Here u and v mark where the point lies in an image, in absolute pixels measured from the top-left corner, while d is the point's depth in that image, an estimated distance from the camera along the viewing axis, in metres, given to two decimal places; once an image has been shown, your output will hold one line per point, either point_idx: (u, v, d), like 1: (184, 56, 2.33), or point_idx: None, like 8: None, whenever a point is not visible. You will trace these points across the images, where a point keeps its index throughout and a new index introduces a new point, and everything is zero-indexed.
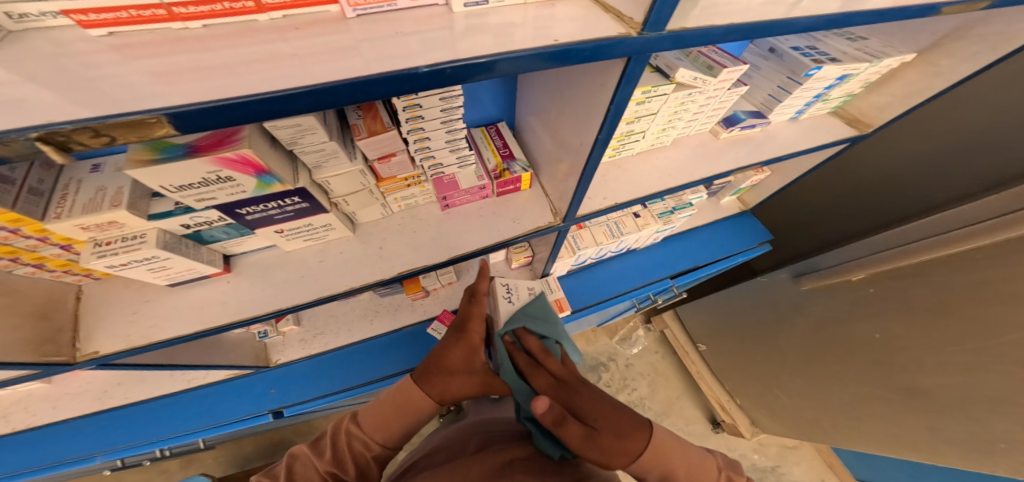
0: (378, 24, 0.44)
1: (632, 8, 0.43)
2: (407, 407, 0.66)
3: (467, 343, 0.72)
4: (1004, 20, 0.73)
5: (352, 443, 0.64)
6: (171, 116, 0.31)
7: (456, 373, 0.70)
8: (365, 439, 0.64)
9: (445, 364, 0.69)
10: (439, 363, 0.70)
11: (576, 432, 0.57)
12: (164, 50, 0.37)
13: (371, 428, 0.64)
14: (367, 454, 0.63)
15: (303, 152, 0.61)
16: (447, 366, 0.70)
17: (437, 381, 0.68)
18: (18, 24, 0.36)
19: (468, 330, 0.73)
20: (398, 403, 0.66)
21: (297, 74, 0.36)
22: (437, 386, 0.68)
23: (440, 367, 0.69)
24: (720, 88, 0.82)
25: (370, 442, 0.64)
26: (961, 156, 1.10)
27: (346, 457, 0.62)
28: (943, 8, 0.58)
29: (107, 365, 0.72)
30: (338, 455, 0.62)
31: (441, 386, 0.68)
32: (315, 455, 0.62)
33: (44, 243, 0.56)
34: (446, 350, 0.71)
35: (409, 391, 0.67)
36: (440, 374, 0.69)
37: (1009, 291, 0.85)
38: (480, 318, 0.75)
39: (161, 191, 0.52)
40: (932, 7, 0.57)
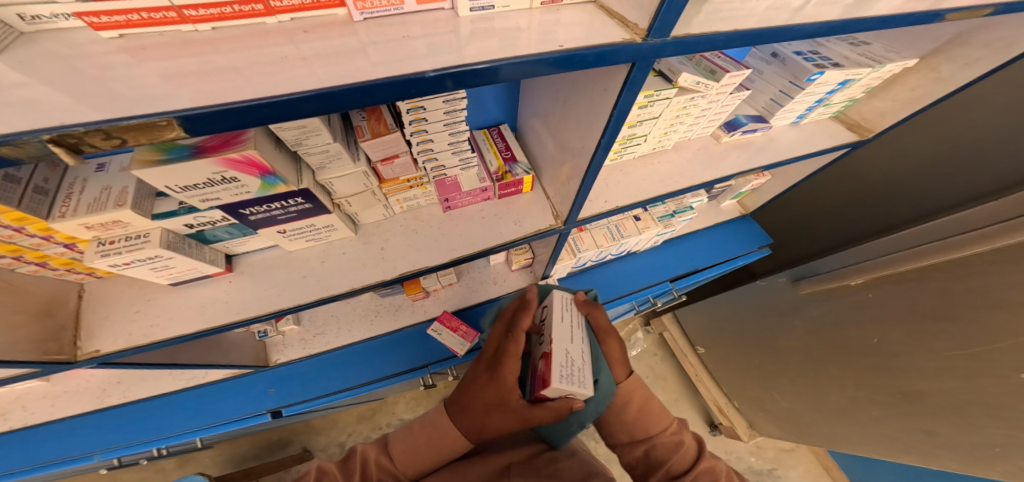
0: (385, 28, 0.44)
1: (637, 14, 0.44)
2: (443, 447, 0.63)
3: (499, 379, 0.60)
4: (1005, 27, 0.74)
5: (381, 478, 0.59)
6: (182, 119, 0.31)
7: (489, 413, 0.59)
8: (395, 476, 0.60)
9: (478, 401, 0.61)
10: (471, 401, 0.61)
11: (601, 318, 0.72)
12: (175, 53, 0.38)
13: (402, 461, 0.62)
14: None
15: (307, 153, 0.62)
16: (478, 405, 0.61)
17: (470, 421, 0.61)
18: (30, 26, 0.37)
19: (501, 365, 0.61)
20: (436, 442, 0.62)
21: (306, 77, 0.37)
22: (471, 426, 0.61)
23: (472, 406, 0.61)
24: (723, 92, 0.83)
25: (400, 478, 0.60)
26: (961, 161, 1.10)
27: None
28: (947, 14, 0.58)
29: (108, 364, 0.72)
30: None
31: (475, 427, 0.60)
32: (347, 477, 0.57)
33: (48, 241, 0.56)
34: (477, 387, 0.62)
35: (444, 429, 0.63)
36: (473, 413, 0.61)
37: (1006, 296, 0.85)
38: (518, 355, 0.61)
39: (166, 191, 0.52)
40: (937, 14, 0.57)
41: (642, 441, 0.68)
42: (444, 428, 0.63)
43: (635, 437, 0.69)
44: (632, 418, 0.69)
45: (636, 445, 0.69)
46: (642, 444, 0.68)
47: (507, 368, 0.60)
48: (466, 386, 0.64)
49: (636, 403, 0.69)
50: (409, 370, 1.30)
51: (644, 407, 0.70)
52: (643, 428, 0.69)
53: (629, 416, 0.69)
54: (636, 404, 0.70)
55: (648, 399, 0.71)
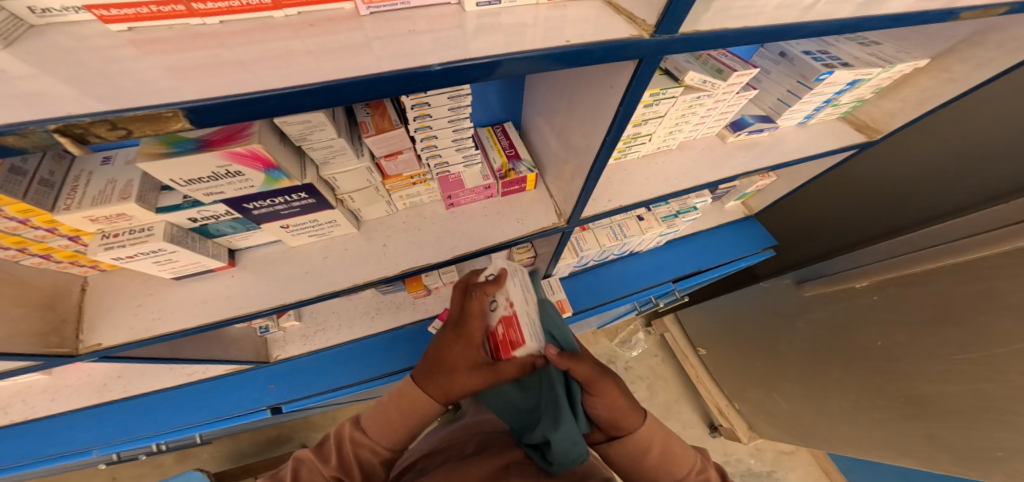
0: (392, 22, 0.44)
1: (645, 11, 0.43)
2: (415, 411, 0.63)
3: (466, 336, 0.65)
4: None
5: (359, 452, 0.60)
6: (188, 111, 0.31)
7: (455, 369, 0.64)
8: (372, 445, 0.61)
9: (444, 359, 0.65)
10: (438, 361, 0.65)
11: (584, 372, 0.62)
12: (183, 46, 0.38)
13: (378, 436, 0.62)
14: (374, 458, 0.61)
15: (311, 148, 0.62)
16: (445, 363, 0.64)
17: (437, 380, 0.64)
18: (38, 20, 0.36)
19: (466, 323, 0.66)
20: (406, 408, 0.63)
21: (312, 71, 0.37)
22: (438, 384, 0.64)
23: (439, 366, 0.65)
24: (729, 91, 0.82)
25: (376, 445, 0.61)
26: (969, 164, 1.09)
27: (352, 465, 0.58)
28: (962, 13, 0.57)
29: (109, 358, 0.72)
30: (345, 464, 0.59)
31: (442, 385, 0.64)
32: (321, 461, 0.58)
33: (52, 234, 0.56)
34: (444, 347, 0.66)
35: (412, 394, 0.64)
36: (440, 371, 0.64)
37: (1013, 301, 0.85)
38: (481, 313, 0.66)
39: (171, 184, 0.52)
40: (951, 12, 0.57)
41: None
42: (411, 389, 0.64)
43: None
44: (654, 464, 0.65)
45: None
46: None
47: (472, 325, 0.65)
48: (433, 349, 0.68)
49: (656, 449, 0.65)
50: (410, 367, 1.30)
51: (663, 451, 0.65)
52: (667, 472, 0.64)
53: (649, 462, 0.65)
54: (656, 448, 0.65)
55: (666, 439, 0.66)
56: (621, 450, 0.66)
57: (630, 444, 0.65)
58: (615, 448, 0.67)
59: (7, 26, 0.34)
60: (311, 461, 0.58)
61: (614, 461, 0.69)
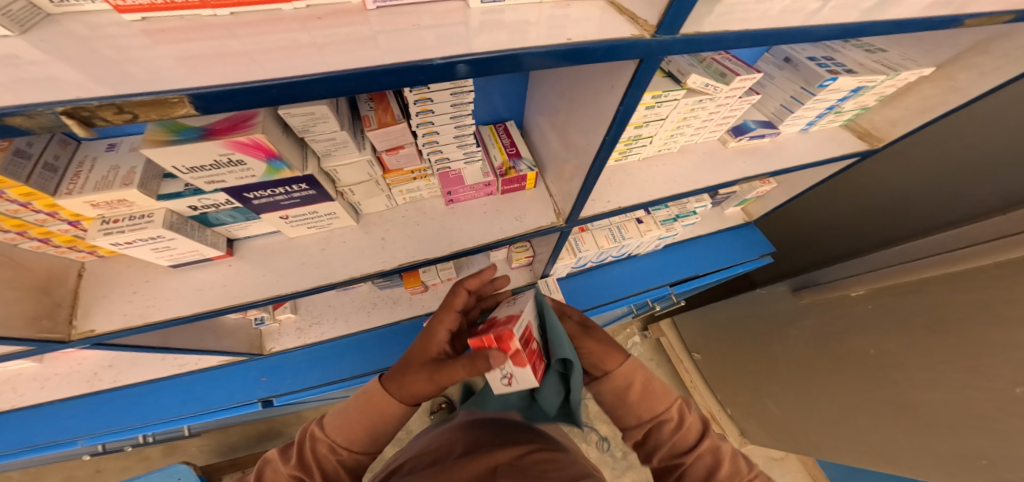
0: (399, 16, 0.45)
1: (647, 11, 0.44)
2: (378, 410, 0.62)
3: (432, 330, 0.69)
4: None
5: (317, 447, 0.59)
6: (194, 97, 0.31)
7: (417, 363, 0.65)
8: (331, 444, 0.59)
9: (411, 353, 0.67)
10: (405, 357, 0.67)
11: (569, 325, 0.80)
12: (194, 37, 0.38)
13: (336, 433, 0.60)
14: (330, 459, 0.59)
15: (314, 140, 0.62)
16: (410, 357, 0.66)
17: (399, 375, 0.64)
18: (55, 8, 0.37)
19: (437, 318, 0.71)
20: (367, 407, 0.61)
21: (317, 63, 0.37)
22: (396, 378, 0.64)
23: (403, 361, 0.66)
24: (732, 95, 0.83)
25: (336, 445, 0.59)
26: (968, 175, 1.10)
27: (311, 461, 0.58)
28: (967, 20, 0.58)
29: (101, 345, 0.72)
30: (303, 463, 0.58)
31: (401, 379, 0.63)
32: (282, 461, 0.58)
33: (53, 218, 0.56)
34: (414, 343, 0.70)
35: (374, 394, 0.63)
36: (402, 366, 0.66)
37: (1007, 311, 0.86)
38: (453, 307, 0.73)
39: (173, 172, 0.52)
40: (957, 19, 0.58)
41: (648, 420, 0.70)
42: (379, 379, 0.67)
43: (639, 414, 0.71)
44: (636, 399, 0.72)
45: (642, 426, 0.70)
46: (648, 424, 0.69)
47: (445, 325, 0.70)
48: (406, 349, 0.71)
49: (637, 384, 0.73)
50: None
51: (646, 388, 0.72)
52: (647, 407, 0.70)
53: (632, 397, 0.72)
54: (638, 385, 0.73)
55: (647, 377, 0.74)
56: (609, 386, 0.74)
57: (613, 379, 0.74)
58: (603, 386, 0.75)
59: (23, 13, 0.35)
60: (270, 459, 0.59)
61: (603, 400, 0.77)
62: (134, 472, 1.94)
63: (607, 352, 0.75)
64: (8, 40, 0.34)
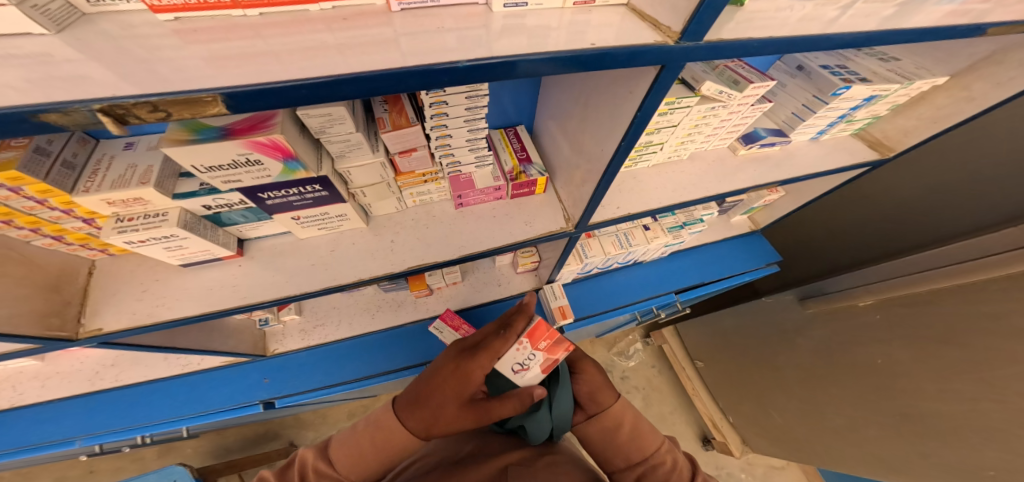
0: (424, 18, 0.45)
1: (670, 17, 0.44)
2: (388, 447, 0.62)
3: (466, 374, 0.62)
4: None
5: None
6: (227, 96, 0.31)
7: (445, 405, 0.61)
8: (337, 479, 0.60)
9: (436, 390, 0.62)
10: (429, 393, 0.63)
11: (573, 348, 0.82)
12: (223, 37, 0.39)
13: (345, 469, 0.61)
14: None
15: (329, 141, 0.62)
16: (436, 395, 0.62)
17: (424, 412, 0.62)
18: (91, 7, 0.37)
19: (474, 359, 0.63)
20: (380, 444, 0.62)
21: (344, 64, 0.37)
22: (422, 419, 0.62)
23: (427, 400, 0.63)
24: (745, 103, 0.83)
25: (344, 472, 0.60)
26: (979, 185, 1.10)
27: None
28: (990, 28, 0.59)
29: (107, 344, 0.71)
30: None
31: (427, 417, 0.62)
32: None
33: (68, 215, 0.56)
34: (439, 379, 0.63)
35: (388, 426, 0.63)
36: (427, 407, 0.62)
37: (1020, 324, 0.85)
38: (494, 352, 0.63)
39: (191, 171, 0.53)
40: (979, 27, 0.59)
41: (638, 463, 0.70)
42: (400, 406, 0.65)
43: (629, 456, 0.72)
44: (626, 440, 0.73)
45: (633, 469, 0.71)
46: (639, 466, 0.70)
47: (480, 366, 0.62)
48: (425, 376, 0.66)
49: (627, 425, 0.74)
50: (406, 367, 1.28)
51: (635, 427, 0.74)
52: (637, 448, 0.71)
53: (622, 438, 0.73)
54: (628, 426, 0.74)
55: (636, 418, 0.75)
56: (598, 427, 0.74)
57: (603, 418, 0.74)
58: (592, 426, 0.75)
59: (60, 12, 0.35)
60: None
61: (591, 441, 0.76)
62: (127, 473, 1.91)
63: (602, 386, 0.77)
64: (45, 39, 0.35)
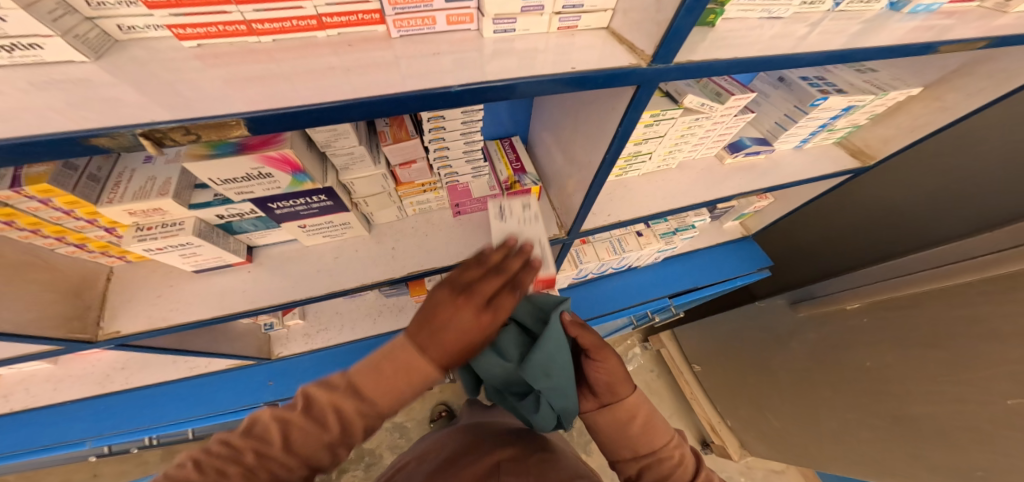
0: (420, 44, 0.49)
1: (644, 42, 0.48)
2: (414, 381, 0.50)
3: (489, 321, 0.54)
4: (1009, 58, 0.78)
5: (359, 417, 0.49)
6: (249, 120, 0.36)
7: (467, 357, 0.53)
8: (379, 413, 0.50)
9: (461, 351, 0.52)
10: (449, 343, 0.51)
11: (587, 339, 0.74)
12: (240, 62, 0.43)
13: (382, 405, 0.50)
14: (373, 424, 0.51)
15: (334, 154, 0.67)
16: (459, 346, 0.52)
17: (444, 359, 0.51)
18: (125, 35, 0.42)
19: (499, 306, 0.55)
20: (402, 385, 0.50)
21: (351, 88, 0.42)
22: (440, 363, 0.51)
23: (446, 349, 0.51)
24: (727, 114, 0.88)
25: (375, 413, 0.50)
26: (962, 191, 1.13)
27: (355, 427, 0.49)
28: (938, 47, 0.63)
29: (123, 346, 0.75)
30: (345, 426, 0.49)
31: (448, 362, 0.52)
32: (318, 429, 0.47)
33: (91, 224, 0.61)
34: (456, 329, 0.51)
35: (403, 372, 0.49)
36: (446, 356, 0.51)
37: (1001, 327, 0.88)
38: (516, 295, 0.57)
39: (208, 183, 0.57)
40: (929, 46, 0.63)
41: (646, 455, 0.72)
42: (408, 361, 0.50)
43: (640, 448, 0.72)
44: (638, 433, 0.73)
45: (640, 460, 0.72)
46: (646, 459, 0.72)
47: (499, 322, 0.55)
48: (434, 327, 0.51)
49: (641, 418, 0.73)
50: None
51: (647, 422, 0.73)
52: (647, 442, 0.72)
53: (634, 430, 0.73)
54: (641, 419, 0.73)
55: (650, 414, 0.74)
56: (611, 418, 0.74)
57: (617, 410, 0.74)
58: (605, 416, 0.74)
59: (98, 41, 0.40)
60: (290, 439, 0.46)
61: (600, 429, 0.76)
62: (131, 476, 1.93)
63: (621, 379, 0.74)
64: (86, 66, 0.39)
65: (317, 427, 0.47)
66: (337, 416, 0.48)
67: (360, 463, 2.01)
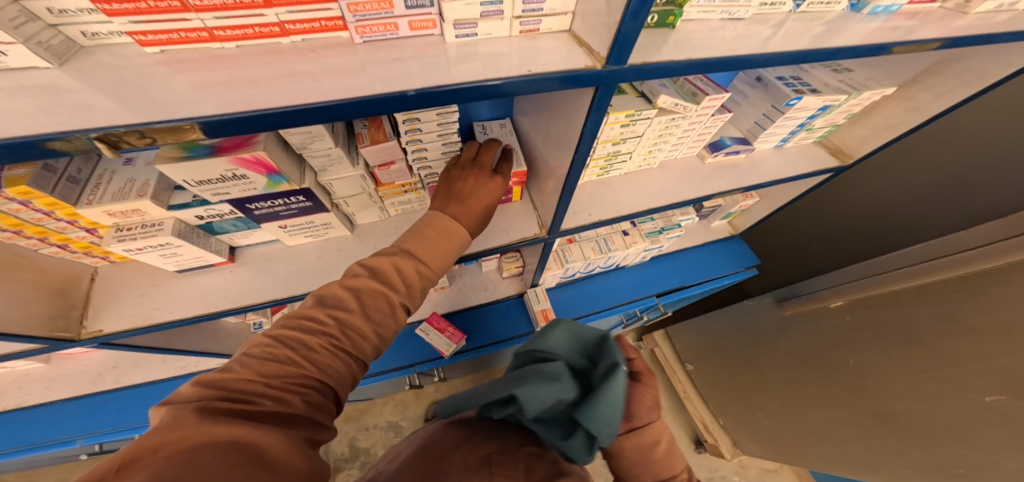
0: (383, 50, 0.51)
1: (598, 44, 0.50)
2: (454, 235, 0.70)
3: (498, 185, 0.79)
4: (977, 58, 0.79)
5: (415, 279, 0.62)
6: (203, 125, 0.37)
7: (489, 211, 0.78)
8: (432, 272, 0.65)
9: (487, 208, 0.76)
10: (474, 198, 0.74)
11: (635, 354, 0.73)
12: (204, 67, 0.44)
13: (432, 259, 0.66)
14: (426, 282, 0.64)
15: (311, 156, 0.68)
16: (481, 201, 0.75)
17: (474, 212, 0.74)
18: (89, 41, 0.43)
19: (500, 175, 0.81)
20: (446, 234, 0.69)
21: (313, 92, 0.43)
22: (474, 216, 0.74)
23: (476, 204, 0.75)
24: (703, 114, 0.89)
25: (428, 270, 0.64)
26: (941, 188, 1.14)
27: (414, 289, 0.62)
28: (895, 47, 0.64)
29: (107, 345, 0.76)
30: (405, 283, 0.61)
31: (478, 217, 0.75)
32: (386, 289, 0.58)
33: (72, 225, 0.62)
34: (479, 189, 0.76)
35: (447, 227, 0.70)
36: (477, 211, 0.75)
37: (975, 323, 0.89)
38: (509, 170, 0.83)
39: (183, 184, 0.58)
40: (882, 47, 0.63)
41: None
42: (449, 222, 0.70)
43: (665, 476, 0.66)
44: (661, 458, 0.68)
45: None
46: None
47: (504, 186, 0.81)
48: (461, 187, 0.75)
49: (665, 442, 0.69)
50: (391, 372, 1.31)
51: (671, 447, 0.69)
52: (669, 468, 0.67)
53: (657, 456, 0.68)
54: (665, 444, 0.69)
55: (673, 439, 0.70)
56: (635, 442, 0.68)
57: (644, 434, 0.68)
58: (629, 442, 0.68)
59: (62, 47, 0.41)
60: (362, 305, 0.55)
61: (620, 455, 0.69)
62: None
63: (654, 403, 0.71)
64: (49, 71, 0.41)
65: (382, 289, 0.58)
66: (401, 276, 0.61)
67: (355, 462, 2.03)
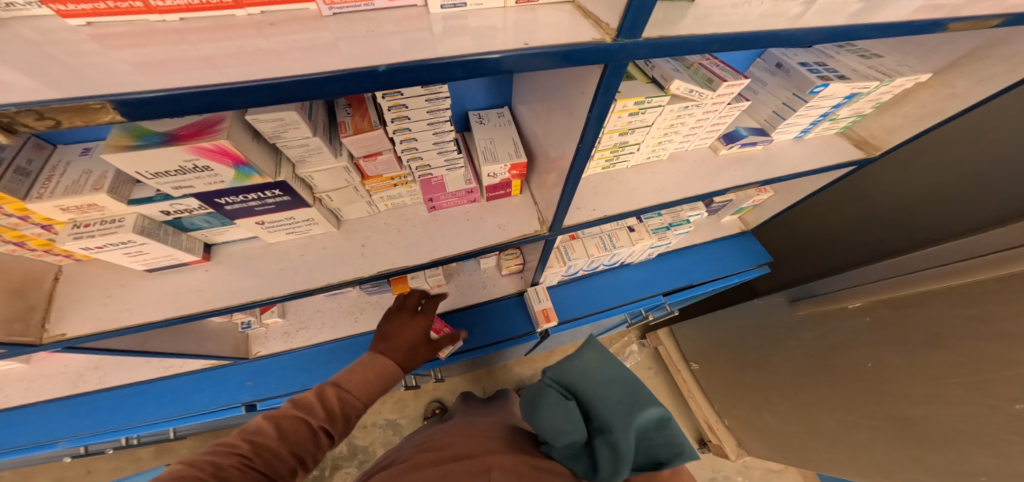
0: (357, 22, 0.44)
1: (609, 15, 0.43)
2: (375, 370, 0.69)
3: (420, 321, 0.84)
4: None
5: (341, 404, 0.62)
6: (119, 103, 0.30)
7: (416, 353, 0.79)
8: (355, 402, 0.63)
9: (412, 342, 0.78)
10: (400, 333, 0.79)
11: None
12: (139, 42, 0.38)
13: (356, 390, 0.65)
14: (350, 411, 0.63)
15: (286, 146, 0.62)
16: (406, 332, 0.80)
17: (399, 344, 0.76)
18: (4, 12, 0.37)
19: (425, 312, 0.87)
20: (370, 368, 0.69)
21: (269, 68, 0.36)
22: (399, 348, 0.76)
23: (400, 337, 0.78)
24: (719, 102, 0.81)
25: (351, 398, 0.63)
26: (972, 183, 1.06)
27: (339, 414, 0.61)
28: (950, 24, 0.56)
29: (76, 349, 0.71)
30: (329, 411, 0.60)
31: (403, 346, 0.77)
32: (307, 412, 0.58)
33: (25, 222, 0.57)
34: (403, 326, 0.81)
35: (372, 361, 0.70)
36: (402, 343, 0.77)
37: (1006, 328, 0.82)
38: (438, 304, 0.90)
39: (137, 177, 0.52)
40: (930, 23, 0.56)
41: None
42: (373, 356, 0.71)
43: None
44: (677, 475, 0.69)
45: None
46: None
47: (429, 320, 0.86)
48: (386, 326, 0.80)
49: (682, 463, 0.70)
50: None
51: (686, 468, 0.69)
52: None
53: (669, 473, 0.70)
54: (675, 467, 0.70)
55: None
56: None
57: None
58: None
59: None
60: (280, 431, 0.54)
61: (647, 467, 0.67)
62: (124, 473, 1.92)
63: None
64: None
65: (303, 414, 0.57)
66: (323, 402, 0.60)
67: (353, 460, 2.01)
